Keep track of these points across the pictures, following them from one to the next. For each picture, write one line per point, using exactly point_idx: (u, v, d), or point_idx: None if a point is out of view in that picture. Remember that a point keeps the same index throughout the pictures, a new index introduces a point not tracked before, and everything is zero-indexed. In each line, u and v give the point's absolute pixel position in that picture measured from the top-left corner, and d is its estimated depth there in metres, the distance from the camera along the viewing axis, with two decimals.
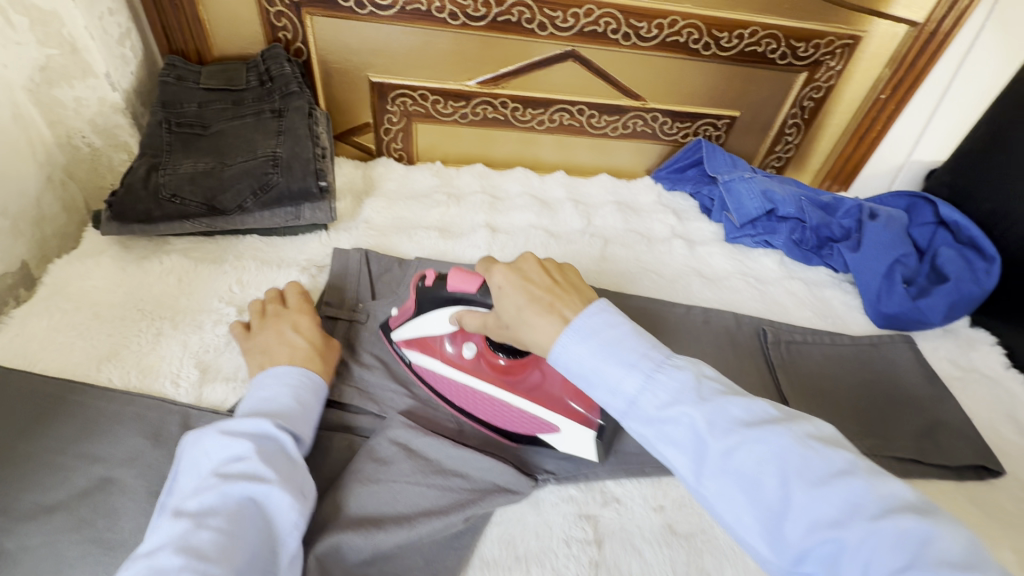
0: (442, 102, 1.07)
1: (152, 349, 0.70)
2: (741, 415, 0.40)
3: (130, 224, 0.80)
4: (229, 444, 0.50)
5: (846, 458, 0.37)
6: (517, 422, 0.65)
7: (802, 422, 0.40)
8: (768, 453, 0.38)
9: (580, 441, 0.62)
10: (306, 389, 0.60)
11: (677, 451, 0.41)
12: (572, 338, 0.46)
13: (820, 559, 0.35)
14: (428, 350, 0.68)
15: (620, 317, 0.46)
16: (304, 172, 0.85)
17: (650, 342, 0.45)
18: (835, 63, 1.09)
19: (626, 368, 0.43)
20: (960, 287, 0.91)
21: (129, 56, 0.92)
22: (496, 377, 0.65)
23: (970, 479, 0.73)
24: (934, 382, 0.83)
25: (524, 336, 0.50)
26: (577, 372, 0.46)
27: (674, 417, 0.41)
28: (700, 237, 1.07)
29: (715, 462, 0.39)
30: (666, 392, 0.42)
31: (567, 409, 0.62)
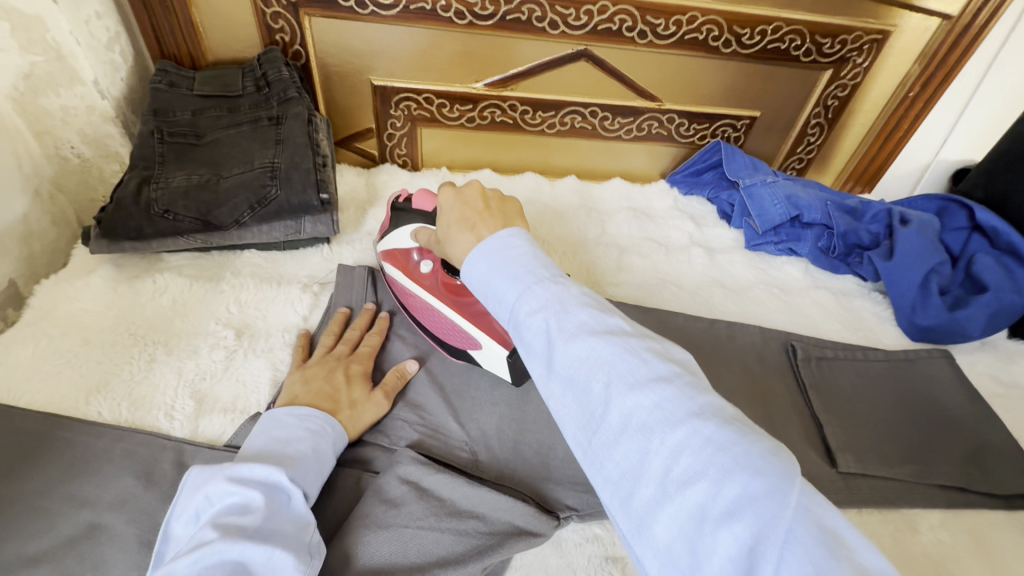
0: (448, 106, 1.02)
1: (144, 377, 0.66)
2: (593, 322, 0.37)
3: (121, 241, 0.75)
4: (236, 493, 0.46)
5: (674, 370, 0.34)
6: (450, 335, 0.70)
7: (649, 339, 0.37)
8: (603, 359, 0.35)
9: (497, 361, 0.66)
10: (326, 437, 0.57)
11: (530, 357, 0.38)
12: (477, 255, 0.44)
13: (624, 467, 0.32)
14: (392, 260, 0.75)
15: (525, 240, 0.44)
16: (304, 184, 0.81)
17: (545, 262, 0.42)
18: (861, 59, 1.03)
19: (509, 280, 0.40)
20: (1000, 297, 0.85)
21: (119, 62, 0.87)
22: (440, 291, 0.70)
23: (1019, 508, 0.68)
24: (976, 400, 0.78)
25: (450, 249, 0.51)
26: (473, 286, 0.44)
27: (531, 324, 0.38)
28: (720, 244, 1.02)
29: (554, 367, 0.36)
30: (533, 300, 0.39)
31: (491, 330, 0.67)
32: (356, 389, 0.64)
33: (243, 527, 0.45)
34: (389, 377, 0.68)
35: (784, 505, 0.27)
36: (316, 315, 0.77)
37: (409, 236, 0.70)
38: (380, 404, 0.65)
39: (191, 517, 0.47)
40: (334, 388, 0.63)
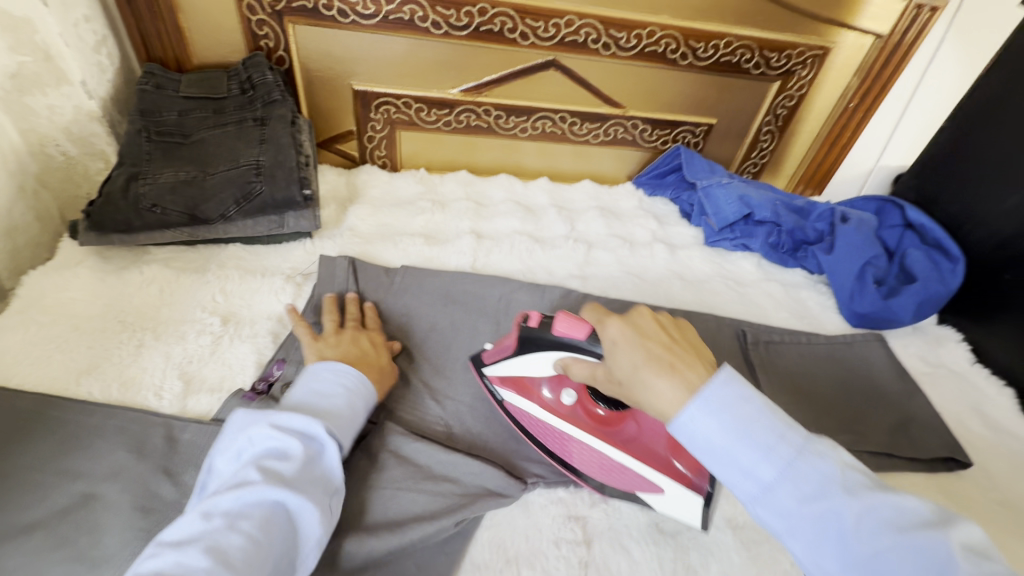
0: (426, 110, 1.08)
1: (133, 361, 0.69)
2: (891, 514, 0.37)
3: (109, 234, 0.79)
4: (276, 441, 0.51)
5: (1003, 572, 0.34)
6: (617, 478, 0.63)
7: (958, 526, 0.36)
8: (924, 561, 0.35)
9: (685, 503, 0.61)
10: (358, 394, 0.61)
11: (812, 547, 0.38)
12: (701, 410, 0.42)
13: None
14: (520, 389, 0.67)
15: (752, 393, 0.42)
16: (288, 181, 0.85)
17: (791, 424, 0.41)
18: (806, 72, 1.13)
19: (762, 454, 0.40)
20: (927, 286, 0.94)
21: (106, 64, 0.91)
22: (597, 428, 0.64)
23: (939, 471, 0.76)
24: (905, 378, 0.86)
25: (642, 398, 0.47)
26: (705, 449, 0.42)
27: (817, 513, 0.38)
28: (681, 241, 1.09)
29: (857, 563, 0.36)
30: (809, 484, 0.38)
31: (671, 468, 0.61)
32: (381, 354, 0.71)
33: (279, 471, 0.50)
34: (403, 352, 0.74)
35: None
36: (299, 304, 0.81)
37: (556, 365, 0.63)
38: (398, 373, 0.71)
39: (235, 454, 0.51)
40: (359, 354, 0.68)
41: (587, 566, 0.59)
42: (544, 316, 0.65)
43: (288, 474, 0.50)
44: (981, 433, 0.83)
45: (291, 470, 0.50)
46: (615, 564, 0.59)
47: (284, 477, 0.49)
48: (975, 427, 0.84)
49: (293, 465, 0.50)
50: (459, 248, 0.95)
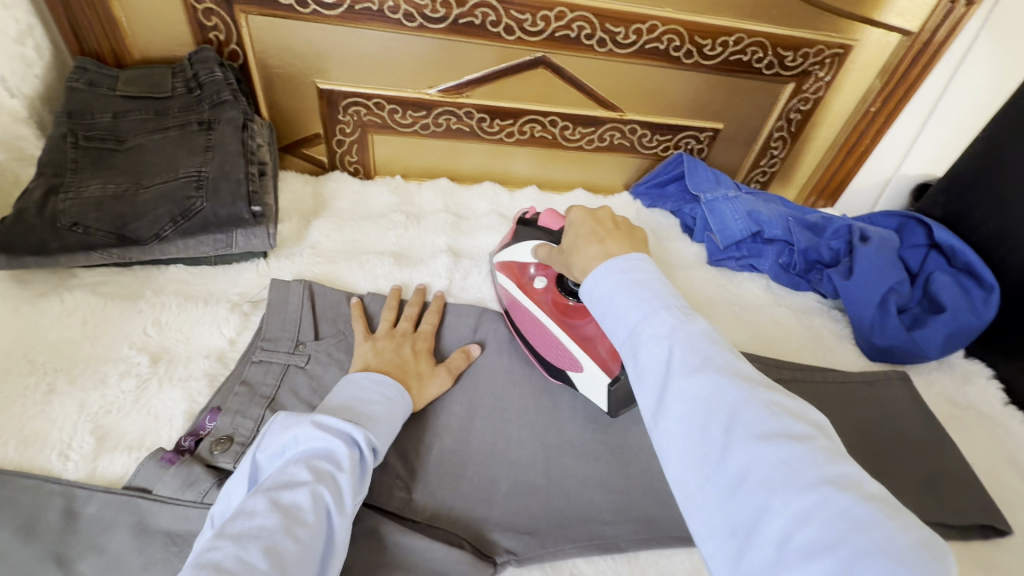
0: (400, 111, 0.97)
1: (39, 411, 0.59)
2: (718, 363, 0.40)
3: (22, 257, 0.68)
4: (327, 440, 0.49)
5: (804, 431, 0.37)
6: (553, 354, 0.70)
7: (777, 393, 0.39)
8: (728, 402, 0.38)
9: (598, 386, 0.65)
10: (396, 406, 0.59)
11: (647, 381, 0.42)
12: (606, 271, 0.48)
13: (737, 514, 0.35)
14: (510, 272, 0.78)
15: (650, 267, 0.48)
16: (233, 196, 0.74)
17: (673, 291, 0.45)
18: (823, 73, 1.02)
19: (637, 303, 0.44)
20: (956, 318, 0.84)
21: (32, 57, 0.80)
22: (552, 311, 0.71)
23: (974, 539, 0.66)
24: (931, 423, 0.76)
25: (573, 260, 0.56)
26: (598, 302, 0.47)
27: (658, 350, 0.42)
28: (682, 260, 0.99)
29: (675, 397, 0.40)
30: (663, 329, 0.42)
31: (596, 353, 0.66)
32: (423, 362, 0.68)
33: (329, 474, 0.48)
34: (454, 356, 0.71)
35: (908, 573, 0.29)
36: (245, 338, 0.71)
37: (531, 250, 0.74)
38: (443, 382, 0.67)
39: (278, 451, 0.49)
40: (404, 360, 0.66)
41: None
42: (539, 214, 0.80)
43: (339, 477, 0.48)
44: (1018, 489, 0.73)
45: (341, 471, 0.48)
46: None
47: (334, 480, 0.48)
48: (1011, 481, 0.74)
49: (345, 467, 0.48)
50: (433, 269, 0.85)
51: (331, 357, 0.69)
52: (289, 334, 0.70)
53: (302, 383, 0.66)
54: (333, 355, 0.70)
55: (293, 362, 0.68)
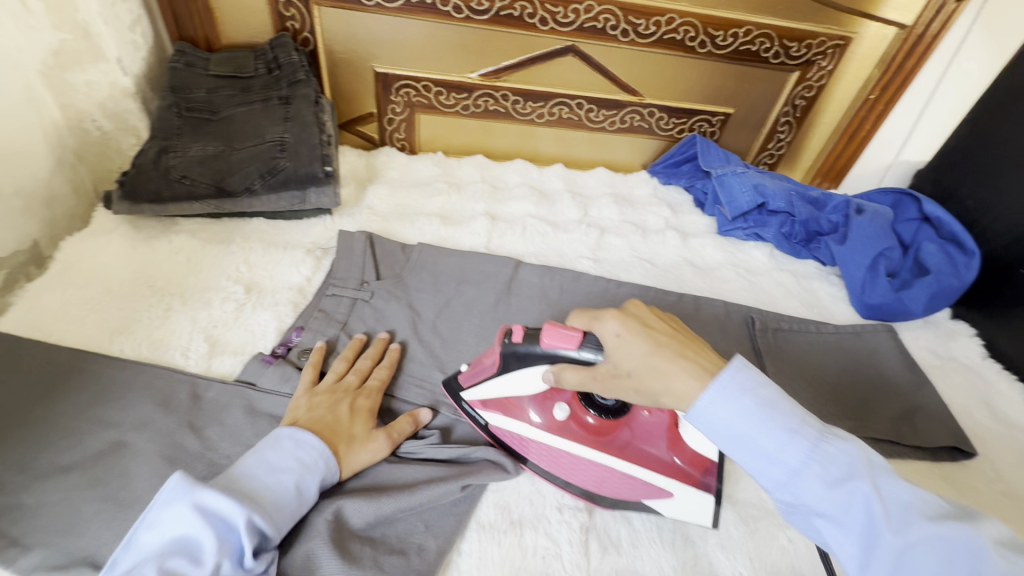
0: (445, 93, 1.10)
1: (162, 323, 0.73)
2: (912, 501, 0.42)
3: (141, 203, 0.82)
4: (196, 527, 0.46)
5: None
6: (620, 489, 0.62)
7: (980, 521, 0.40)
8: (944, 548, 0.39)
9: (693, 504, 0.61)
10: (314, 474, 0.55)
11: (843, 529, 0.43)
12: (720, 398, 0.47)
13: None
14: (506, 409, 0.65)
15: (781, 392, 0.47)
16: (310, 158, 0.88)
17: (809, 418, 0.46)
18: (826, 63, 1.12)
19: (797, 449, 0.44)
20: (940, 280, 0.94)
21: (140, 42, 0.95)
22: (592, 439, 0.63)
23: (943, 460, 0.76)
24: (914, 369, 0.86)
25: (655, 387, 0.50)
26: (737, 441, 0.47)
27: (843, 496, 0.43)
28: (694, 230, 1.10)
29: (884, 547, 0.40)
30: (836, 470, 0.43)
31: (675, 467, 0.62)
32: (358, 423, 0.62)
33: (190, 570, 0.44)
34: (401, 421, 0.64)
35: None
36: (319, 278, 0.84)
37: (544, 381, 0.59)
38: (378, 448, 0.61)
39: (155, 530, 0.46)
40: (336, 420, 0.60)
41: (589, 531, 0.61)
42: (527, 329, 0.61)
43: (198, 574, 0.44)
44: (988, 425, 0.82)
45: (201, 566, 0.45)
46: (616, 530, 0.61)
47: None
48: (983, 419, 0.84)
49: (207, 561, 0.45)
50: (474, 229, 0.97)
51: (391, 295, 0.81)
52: (356, 274, 0.83)
53: (369, 314, 0.78)
54: (394, 294, 0.81)
55: (358, 298, 0.80)
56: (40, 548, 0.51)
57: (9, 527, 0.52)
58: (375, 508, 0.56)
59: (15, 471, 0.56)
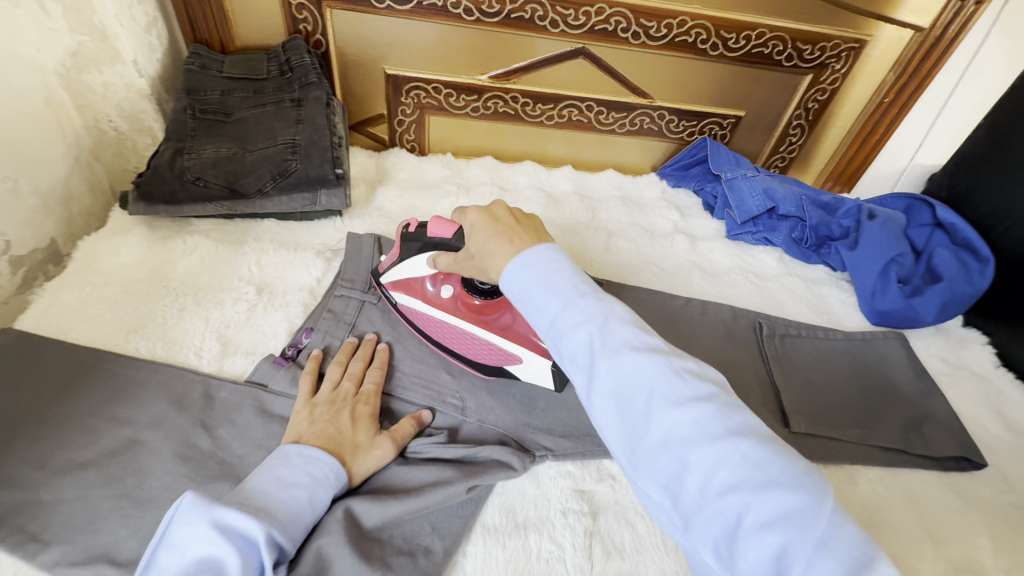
0: (455, 96, 1.10)
1: (176, 323, 0.74)
2: (637, 340, 0.41)
3: (156, 204, 0.84)
4: (219, 545, 0.46)
5: (710, 389, 0.39)
6: (485, 355, 0.71)
7: (687, 359, 0.41)
8: (645, 376, 0.39)
9: (540, 372, 0.69)
10: (325, 487, 0.56)
11: (576, 365, 0.43)
12: (517, 268, 0.48)
13: (666, 474, 0.37)
14: (405, 288, 0.75)
15: (562, 256, 0.48)
16: (321, 160, 0.89)
17: (581, 276, 0.46)
18: (840, 66, 1.11)
19: (552, 294, 0.45)
20: (952, 287, 0.93)
21: (156, 45, 0.96)
22: (470, 316, 0.72)
23: (951, 470, 0.75)
24: (923, 377, 0.85)
25: (489, 264, 0.52)
26: (514, 296, 0.48)
27: (578, 336, 0.42)
28: (702, 233, 1.09)
29: (601, 380, 0.41)
30: (580, 316, 0.43)
31: (532, 343, 0.69)
32: (361, 430, 0.62)
33: None
34: (402, 423, 0.65)
35: (804, 516, 0.32)
36: (328, 279, 0.85)
37: (425, 262, 0.70)
38: (385, 451, 0.62)
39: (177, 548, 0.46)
40: (339, 430, 0.61)
41: (592, 535, 0.61)
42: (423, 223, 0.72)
43: None
44: (999, 435, 0.82)
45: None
46: (619, 535, 0.62)
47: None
48: (993, 429, 0.83)
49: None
50: None
51: None
52: (365, 275, 0.83)
53: (377, 316, 0.79)
54: None
55: (367, 299, 0.81)
56: (58, 545, 0.52)
57: (28, 523, 0.53)
58: (382, 511, 0.57)
59: (35, 467, 0.57)
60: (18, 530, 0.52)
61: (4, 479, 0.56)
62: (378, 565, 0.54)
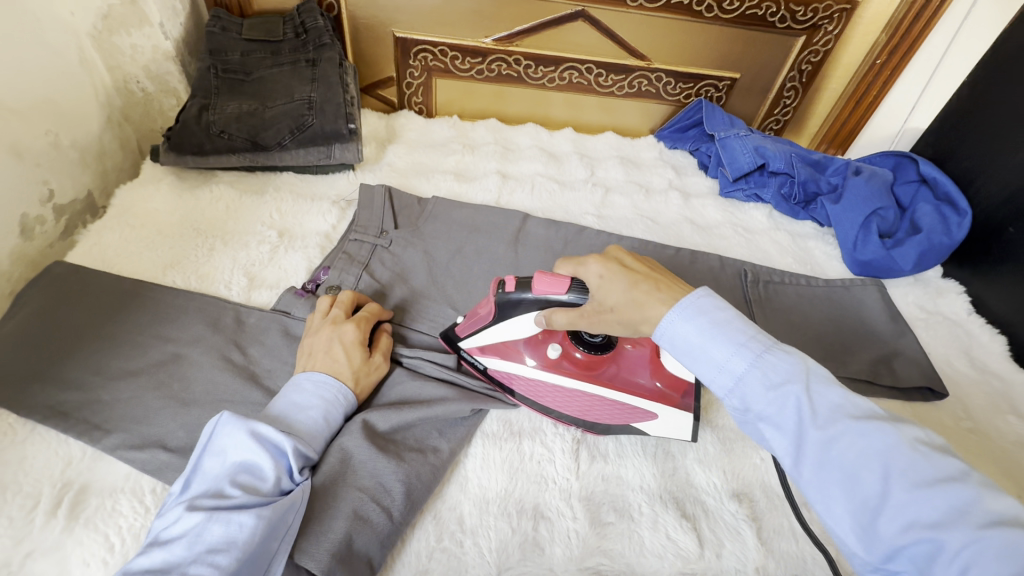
0: (460, 58, 1.16)
1: (207, 260, 0.82)
2: (849, 409, 0.44)
3: (185, 155, 0.92)
4: (254, 450, 0.52)
5: (952, 466, 0.40)
6: (611, 416, 0.69)
7: (910, 428, 0.43)
8: (872, 449, 0.41)
9: (676, 424, 0.68)
10: (337, 406, 0.62)
11: (780, 434, 0.45)
12: (679, 316, 0.51)
13: (913, 556, 0.38)
14: (500, 353, 0.72)
15: (728, 306, 0.51)
16: (336, 115, 0.96)
17: (763, 333, 0.49)
18: (833, 27, 1.15)
19: (736, 350, 0.48)
20: (930, 238, 0.98)
21: (179, 9, 1.01)
22: (582, 372, 0.70)
23: (914, 399, 0.82)
24: (896, 320, 0.91)
25: (635, 315, 0.53)
26: (687, 351, 0.50)
27: (783, 399, 0.45)
28: (696, 191, 1.15)
29: (816, 451, 0.43)
30: (778, 375, 0.46)
31: (653, 389, 0.69)
32: (354, 356, 0.66)
33: (254, 485, 0.51)
34: (382, 339, 0.71)
35: None
36: (343, 225, 0.92)
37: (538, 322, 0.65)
38: (381, 369, 0.69)
39: (219, 455, 0.52)
40: (333, 360, 0.65)
41: (580, 442, 0.69)
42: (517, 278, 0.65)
43: (261, 486, 0.51)
44: (965, 372, 0.88)
45: (265, 480, 0.51)
46: (605, 443, 0.69)
47: (260, 488, 0.51)
48: (960, 367, 0.88)
49: (269, 475, 0.51)
50: (485, 186, 1.04)
51: (408, 242, 0.88)
52: (377, 222, 0.90)
53: (388, 258, 0.86)
54: (410, 241, 0.89)
55: (380, 243, 0.87)
56: (118, 433, 0.60)
57: (91, 416, 0.61)
58: (399, 413, 0.64)
59: (93, 373, 0.66)
60: (83, 421, 0.61)
61: (66, 382, 0.64)
62: (394, 455, 0.61)
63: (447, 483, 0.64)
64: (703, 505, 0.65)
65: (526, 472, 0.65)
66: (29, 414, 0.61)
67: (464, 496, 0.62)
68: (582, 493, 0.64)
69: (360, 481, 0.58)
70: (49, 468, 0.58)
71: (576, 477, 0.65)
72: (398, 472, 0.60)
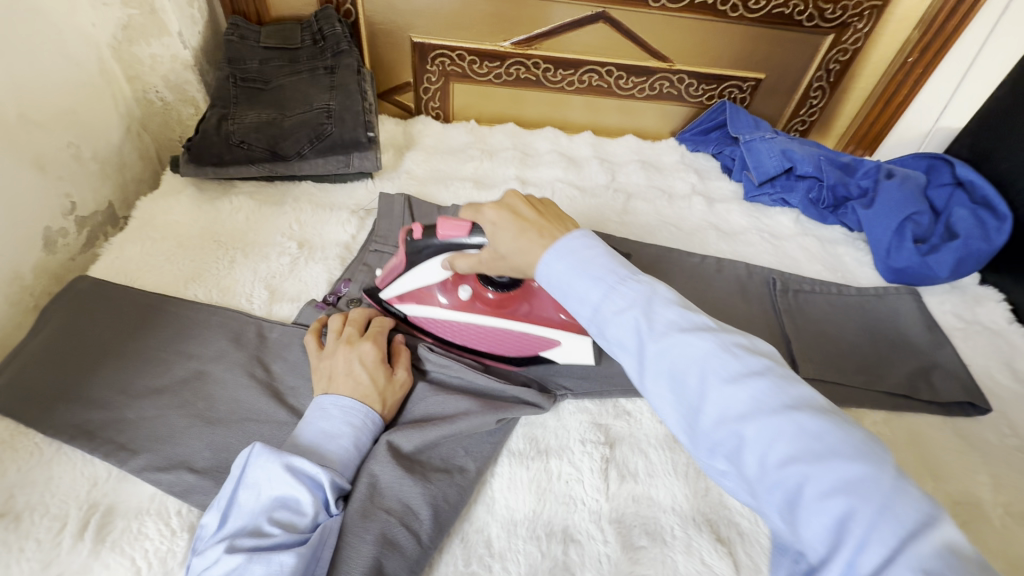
0: (478, 62, 1.14)
1: (228, 273, 0.81)
2: (682, 321, 0.42)
3: (205, 166, 0.91)
4: (291, 485, 0.51)
5: (763, 363, 0.39)
6: (519, 347, 0.73)
7: (736, 334, 0.42)
8: (697, 355, 0.40)
9: (580, 350, 0.72)
10: (366, 431, 0.61)
11: (625, 352, 0.44)
12: (554, 257, 0.49)
13: (725, 449, 0.38)
14: (416, 297, 0.74)
15: (596, 241, 0.49)
16: (355, 124, 0.95)
17: (619, 260, 0.47)
18: (863, 25, 1.11)
19: (593, 282, 0.46)
20: (968, 244, 0.95)
21: (196, 17, 1.00)
22: (494, 312, 0.72)
23: (955, 414, 0.79)
24: (934, 330, 0.88)
25: (522, 263, 0.52)
26: (556, 286, 0.49)
27: (622, 319, 0.44)
28: (720, 195, 1.12)
29: (651, 362, 0.42)
30: (624, 300, 0.44)
31: (561, 322, 0.72)
32: (378, 374, 0.65)
33: (292, 521, 0.50)
34: (400, 354, 0.70)
35: (877, 488, 0.32)
36: (361, 234, 0.91)
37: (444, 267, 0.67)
38: (405, 386, 0.67)
39: (253, 489, 0.51)
40: (358, 382, 0.63)
41: (608, 461, 0.67)
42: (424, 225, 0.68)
43: (299, 522, 0.50)
44: (1008, 385, 0.84)
45: (303, 515, 0.51)
46: (634, 462, 0.67)
47: (297, 524, 0.50)
48: (1003, 380, 0.85)
49: (308, 511, 0.51)
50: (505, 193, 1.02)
51: None
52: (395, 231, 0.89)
53: None
54: None
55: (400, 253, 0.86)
56: (144, 453, 0.60)
57: (117, 436, 0.61)
58: (422, 432, 0.63)
59: (118, 391, 0.65)
60: (109, 441, 0.60)
61: (92, 400, 0.64)
62: (420, 477, 0.60)
63: (474, 503, 0.62)
64: (738, 527, 0.63)
65: (555, 493, 0.63)
66: (56, 434, 0.61)
67: (492, 518, 0.61)
68: (613, 515, 0.62)
69: (386, 503, 0.57)
70: (76, 489, 0.57)
71: (606, 498, 0.63)
72: (425, 494, 0.59)
